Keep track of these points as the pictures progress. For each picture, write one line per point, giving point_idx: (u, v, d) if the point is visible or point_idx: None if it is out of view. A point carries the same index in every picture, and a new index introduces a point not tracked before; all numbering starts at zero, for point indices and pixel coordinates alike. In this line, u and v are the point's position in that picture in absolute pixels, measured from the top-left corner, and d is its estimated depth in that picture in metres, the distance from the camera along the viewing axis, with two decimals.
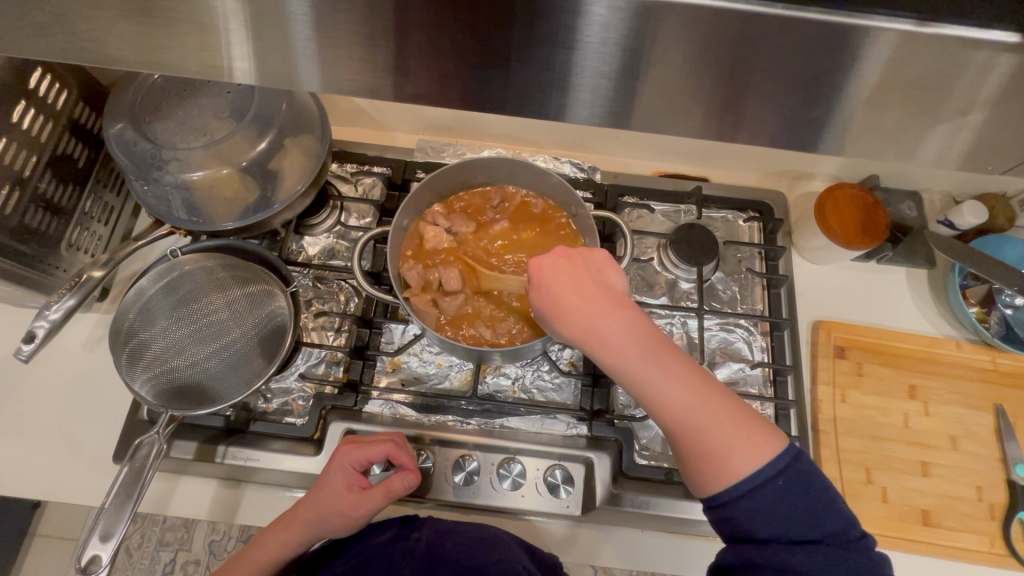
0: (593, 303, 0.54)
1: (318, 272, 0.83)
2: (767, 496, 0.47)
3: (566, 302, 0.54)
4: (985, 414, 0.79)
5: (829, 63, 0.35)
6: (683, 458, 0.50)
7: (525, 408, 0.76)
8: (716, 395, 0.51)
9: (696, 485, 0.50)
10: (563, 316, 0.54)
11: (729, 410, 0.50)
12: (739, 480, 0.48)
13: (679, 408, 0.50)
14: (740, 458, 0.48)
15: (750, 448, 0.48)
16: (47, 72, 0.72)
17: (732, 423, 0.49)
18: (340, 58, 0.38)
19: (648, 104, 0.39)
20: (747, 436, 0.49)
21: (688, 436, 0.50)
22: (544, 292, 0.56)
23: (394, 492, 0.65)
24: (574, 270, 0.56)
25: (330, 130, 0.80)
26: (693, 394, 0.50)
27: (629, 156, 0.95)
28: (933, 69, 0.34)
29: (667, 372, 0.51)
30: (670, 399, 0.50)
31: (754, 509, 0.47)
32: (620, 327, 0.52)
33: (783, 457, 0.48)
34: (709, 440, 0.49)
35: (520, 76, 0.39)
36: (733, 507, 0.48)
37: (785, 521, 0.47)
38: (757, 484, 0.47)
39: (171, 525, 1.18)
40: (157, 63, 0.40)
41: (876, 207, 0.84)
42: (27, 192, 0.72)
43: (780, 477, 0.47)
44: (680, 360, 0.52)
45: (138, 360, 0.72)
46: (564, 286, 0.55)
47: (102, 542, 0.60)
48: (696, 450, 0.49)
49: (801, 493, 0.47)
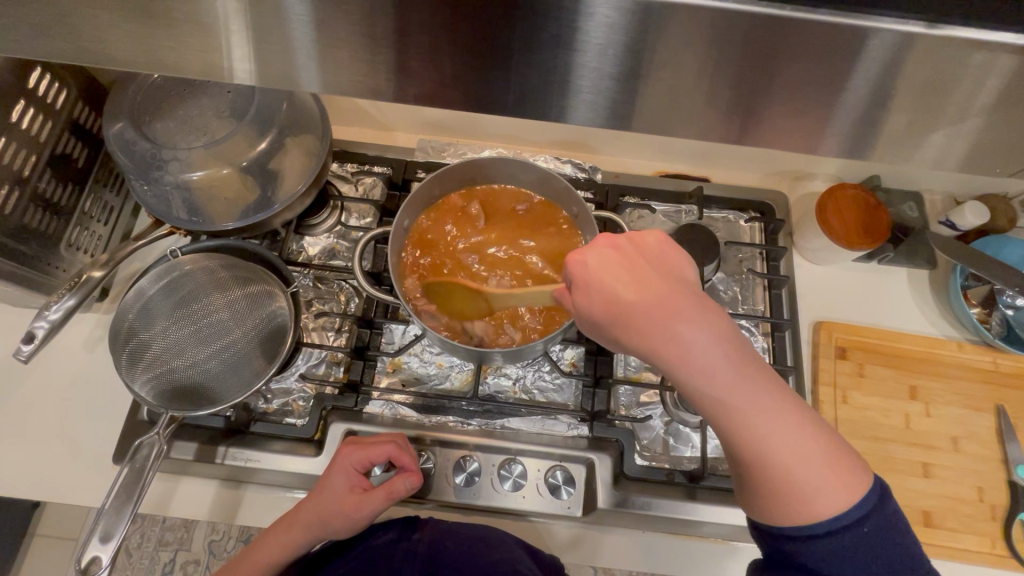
0: (668, 310, 0.45)
1: (318, 272, 0.82)
2: (847, 542, 0.43)
3: (633, 308, 0.45)
4: (986, 415, 0.79)
5: (834, 64, 0.34)
6: (759, 490, 0.45)
7: (526, 409, 0.76)
8: (805, 422, 0.44)
9: (768, 517, 0.45)
10: (630, 325, 0.45)
11: (819, 438, 0.44)
12: (823, 521, 0.43)
13: (762, 440, 0.44)
14: (827, 499, 0.43)
15: (838, 487, 0.43)
16: (47, 71, 0.72)
17: (821, 456, 0.44)
18: (340, 58, 0.38)
19: (651, 105, 0.39)
20: (836, 472, 0.43)
21: (771, 469, 0.44)
22: (604, 292, 0.47)
23: (394, 494, 0.65)
24: (640, 267, 0.47)
25: (330, 129, 0.79)
26: (781, 422, 0.44)
27: (630, 156, 0.95)
28: (936, 71, 0.34)
29: (753, 396, 0.44)
30: (754, 426, 0.44)
31: (832, 555, 0.43)
32: (702, 342, 0.44)
33: (872, 499, 0.43)
34: (791, 474, 0.43)
35: (522, 77, 0.38)
36: (806, 547, 0.44)
37: (864, 569, 0.43)
38: (841, 526, 0.43)
39: (171, 525, 1.17)
40: (155, 63, 0.40)
41: (877, 207, 0.83)
42: (26, 192, 0.72)
43: (866, 525, 0.43)
44: (766, 379, 0.45)
45: (138, 361, 0.72)
46: (629, 287, 0.46)
47: (101, 543, 0.60)
48: (779, 484, 0.44)
49: (883, 542, 0.43)
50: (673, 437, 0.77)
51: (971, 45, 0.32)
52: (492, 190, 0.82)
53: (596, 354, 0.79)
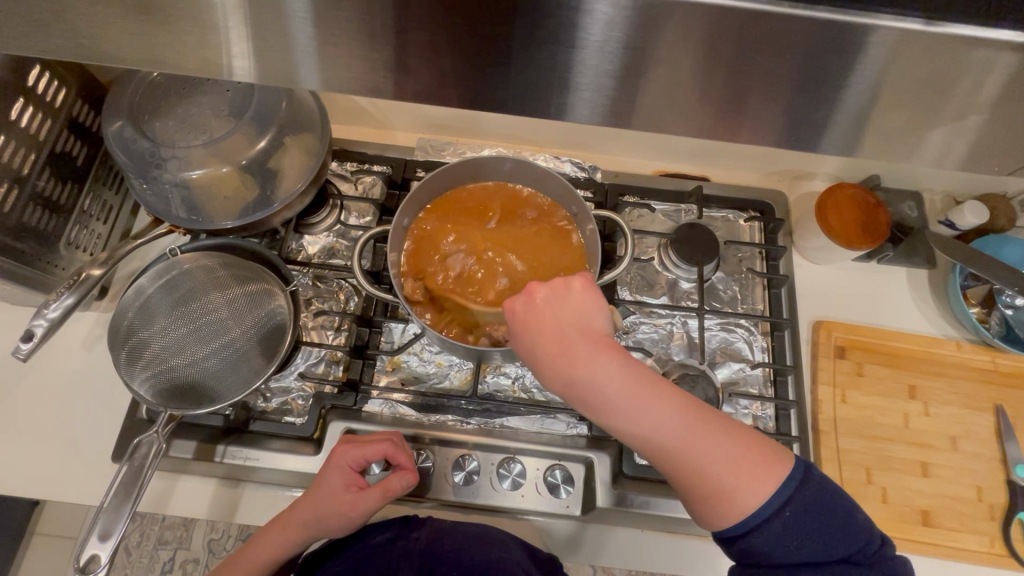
0: (572, 350, 0.49)
1: (317, 271, 0.82)
2: (777, 526, 0.46)
3: (543, 351, 0.50)
4: (985, 414, 0.79)
5: (831, 63, 0.35)
6: (688, 498, 0.49)
7: (525, 408, 0.76)
8: (716, 428, 0.48)
9: (704, 520, 0.49)
10: (543, 367, 0.50)
11: (728, 442, 0.48)
12: (748, 518, 0.46)
13: (676, 452, 0.48)
14: (746, 495, 0.46)
15: (755, 484, 0.46)
16: (46, 69, 0.72)
17: (737, 459, 0.47)
18: (339, 56, 0.38)
19: (649, 102, 0.39)
20: (753, 470, 0.47)
21: (691, 480, 0.48)
22: (527, 342, 0.51)
23: (392, 492, 0.65)
24: (547, 310, 0.51)
25: (329, 127, 0.79)
26: (694, 435, 0.48)
27: (629, 155, 0.95)
28: (935, 69, 0.34)
29: (664, 418, 0.48)
30: (669, 445, 0.48)
31: (767, 542, 0.46)
32: (603, 377, 0.48)
33: (790, 484, 0.47)
34: (707, 478, 0.47)
35: (521, 75, 0.39)
36: (745, 541, 0.47)
37: (798, 548, 0.46)
38: (767, 517, 0.46)
39: (171, 524, 1.17)
40: (154, 61, 0.40)
41: (876, 207, 0.83)
42: (25, 190, 0.72)
43: (788, 507, 0.46)
44: (675, 398, 0.49)
45: (137, 359, 0.72)
46: (539, 331, 0.50)
47: (100, 542, 0.60)
48: (700, 492, 0.47)
49: (811, 518, 0.46)
50: None
51: (971, 42, 0.32)
52: (492, 189, 0.82)
53: None
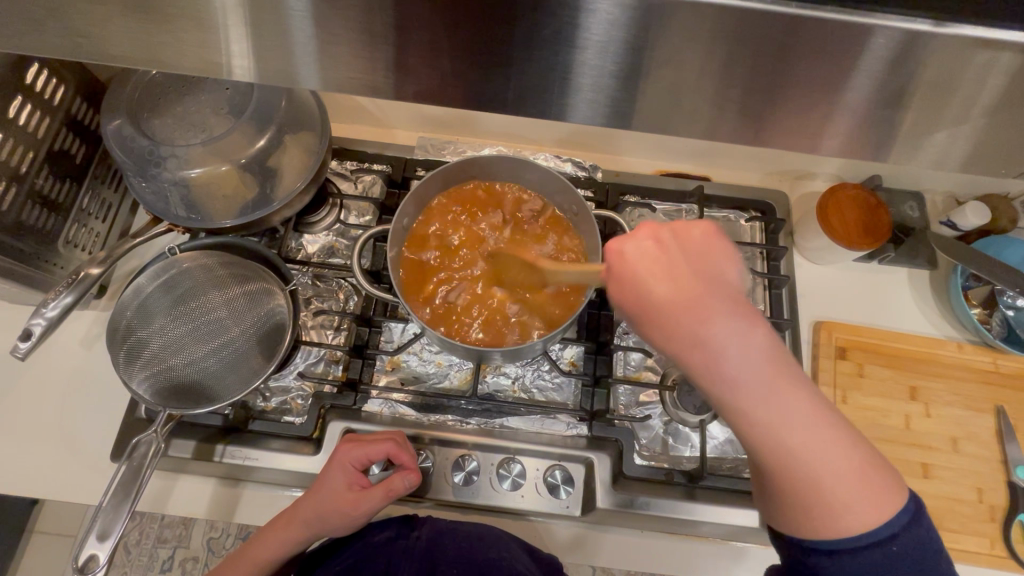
0: (705, 315, 0.42)
1: (317, 270, 0.82)
2: (871, 560, 0.41)
3: (668, 308, 0.43)
4: (986, 415, 0.79)
5: (834, 63, 0.34)
6: (782, 500, 0.43)
7: (525, 408, 0.75)
8: (842, 434, 0.42)
9: (788, 527, 0.44)
10: (665, 327, 0.44)
11: (851, 458, 0.42)
12: (849, 539, 0.42)
13: (795, 456, 0.42)
14: (853, 516, 0.42)
15: (867, 508, 0.42)
16: (44, 67, 0.72)
17: (855, 471, 0.42)
18: (340, 55, 0.38)
19: (652, 103, 0.39)
20: (867, 488, 0.42)
21: (803, 484, 0.42)
22: (641, 291, 0.45)
23: (393, 492, 0.65)
24: (676, 266, 0.45)
25: (329, 126, 0.79)
26: (820, 434, 0.42)
27: (630, 155, 0.95)
28: (939, 70, 0.34)
29: (791, 405, 0.42)
30: (792, 444, 0.42)
31: (863, 571, 0.41)
32: (735, 352, 0.41)
33: (901, 518, 0.42)
34: (820, 491, 0.42)
35: (522, 73, 0.38)
36: (834, 563, 0.42)
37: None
38: (866, 543, 0.42)
39: (170, 522, 1.17)
40: (152, 59, 0.40)
41: (878, 207, 0.83)
42: (23, 188, 0.72)
43: (894, 544, 0.42)
44: (806, 389, 0.42)
45: (136, 359, 0.72)
46: (665, 285, 0.44)
47: (99, 541, 0.60)
48: (804, 497, 0.42)
49: (909, 563, 0.42)
50: (672, 436, 0.77)
51: (975, 43, 0.32)
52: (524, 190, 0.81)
53: (595, 353, 0.79)
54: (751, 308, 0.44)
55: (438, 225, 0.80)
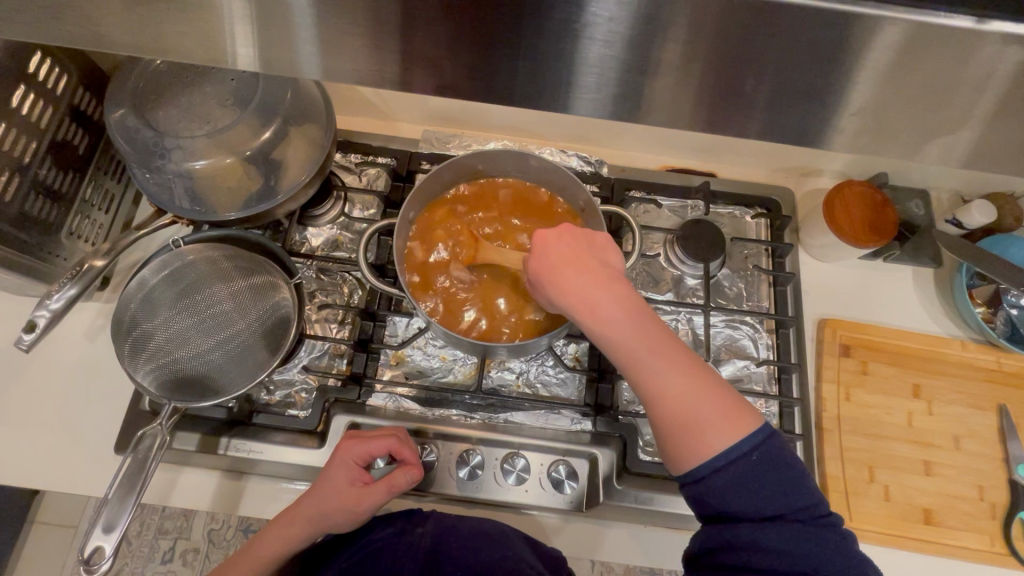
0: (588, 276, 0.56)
1: (321, 264, 0.81)
2: (738, 470, 0.48)
3: (563, 271, 0.56)
4: (988, 413, 0.79)
5: (848, 57, 0.34)
6: (663, 430, 0.51)
7: (529, 403, 0.75)
8: (699, 367, 0.52)
9: (677, 460, 0.50)
10: (562, 285, 0.55)
11: (704, 385, 0.51)
12: (715, 455, 0.48)
13: (657, 380, 0.52)
14: (715, 433, 0.49)
15: (725, 425, 0.49)
16: (46, 56, 0.71)
17: (711, 398, 0.51)
18: (344, 44, 0.37)
19: (662, 97, 0.39)
20: (724, 411, 0.50)
21: (668, 404, 0.51)
22: (542, 257, 0.58)
23: (396, 488, 0.65)
24: (574, 247, 0.58)
25: (334, 118, 0.78)
26: (680, 363, 0.52)
27: (636, 150, 0.95)
28: (954, 69, 0.33)
29: (652, 342, 0.53)
30: (652, 370, 0.52)
31: (729, 482, 0.48)
32: (607, 302, 0.54)
33: (760, 435, 0.49)
34: (683, 409, 0.50)
35: (531, 64, 0.38)
36: (708, 480, 0.48)
37: (755, 496, 0.47)
38: (734, 459, 0.48)
39: (171, 513, 1.18)
40: (147, 46, 0.39)
41: (885, 205, 0.83)
42: (26, 178, 0.71)
43: (755, 453, 0.48)
44: (666, 338, 0.54)
45: (141, 351, 0.71)
46: (563, 258, 0.57)
47: (104, 533, 0.60)
48: (675, 421, 0.50)
49: (768, 469, 0.48)
50: None
51: (994, 36, 0.31)
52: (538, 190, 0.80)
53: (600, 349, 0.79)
54: (625, 281, 0.57)
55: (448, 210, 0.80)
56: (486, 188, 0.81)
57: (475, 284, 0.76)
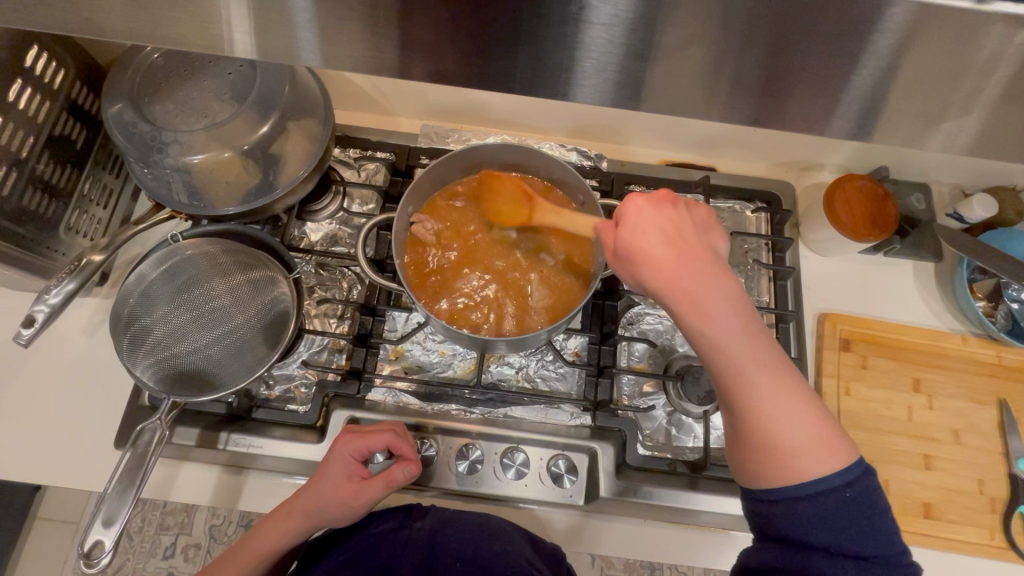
0: (693, 265, 0.51)
1: (320, 259, 0.81)
2: (824, 503, 0.45)
3: (664, 257, 0.51)
4: (988, 407, 0.79)
5: (849, 39, 0.33)
6: (742, 443, 0.49)
7: (528, 398, 0.75)
8: (800, 388, 0.48)
9: (752, 476, 0.48)
10: (660, 271, 0.51)
11: (802, 407, 0.48)
12: (801, 483, 0.45)
13: (755, 390, 0.47)
14: (807, 462, 0.46)
15: (819, 455, 0.46)
16: (43, 49, 0.71)
17: (809, 424, 0.47)
18: (343, 31, 0.37)
19: (662, 84, 0.38)
20: (822, 440, 0.46)
21: (762, 419, 0.47)
22: (641, 241, 0.52)
23: (394, 483, 0.65)
24: (679, 230, 0.53)
25: (332, 113, 0.78)
26: (781, 379, 0.48)
27: (635, 144, 0.94)
28: (957, 52, 0.33)
29: (755, 348, 0.48)
30: (753, 379, 0.48)
31: (813, 514, 0.45)
32: (714, 295, 0.49)
33: (853, 470, 0.45)
34: (779, 428, 0.47)
35: (531, 51, 0.37)
36: (788, 506, 0.46)
37: (841, 533, 0.44)
38: (822, 491, 0.45)
39: (172, 509, 1.18)
40: (141, 31, 0.39)
41: (885, 198, 0.83)
42: (24, 173, 0.71)
43: (847, 489, 0.45)
44: (771, 344, 0.49)
45: (140, 346, 0.71)
46: (664, 242, 0.52)
47: (104, 527, 0.60)
48: (761, 439, 0.47)
49: (858, 510, 0.45)
50: (676, 427, 0.77)
51: (999, 18, 0.30)
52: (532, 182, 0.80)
53: (600, 344, 0.79)
54: (732, 273, 0.52)
55: (444, 209, 0.80)
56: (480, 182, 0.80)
57: (479, 283, 0.76)
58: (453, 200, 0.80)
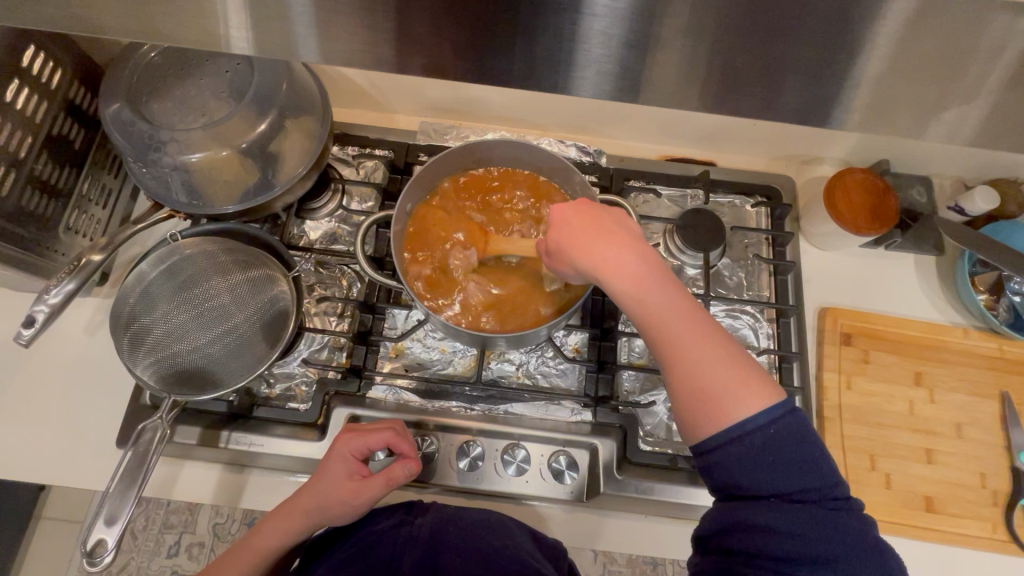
0: (610, 240, 0.55)
1: (319, 257, 0.81)
2: (751, 443, 0.46)
3: (584, 235, 0.55)
4: (990, 401, 0.79)
5: (846, 28, 0.33)
6: (675, 398, 0.50)
7: (529, 394, 0.75)
8: (720, 337, 0.51)
9: (692, 430, 0.49)
10: (582, 247, 0.55)
11: (725, 353, 0.50)
12: (730, 425, 0.47)
13: (677, 345, 0.50)
14: (733, 403, 0.47)
15: (744, 394, 0.47)
16: (39, 50, 0.71)
17: (730, 367, 0.49)
18: (341, 25, 0.37)
19: (662, 76, 0.38)
20: (744, 379, 0.48)
21: (687, 371, 0.49)
22: (564, 225, 0.57)
23: (395, 481, 0.65)
24: (595, 212, 0.57)
25: (331, 110, 0.78)
26: (697, 330, 0.51)
27: (635, 140, 0.94)
28: (959, 41, 0.32)
29: (670, 305, 0.52)
30: (671, 335, 0.51)
31: (743, 453, 0.46)
32: (628, 264, 0.54)
33: (779, 406, 0.47)
34: (701, 375, 0.49)
35: (528, 43, 0.37)
36: (720, 455, 0.46)
37: (767, 472, 0.45)
38: (749, 430, 0.46)
39: (176, 508, 1.19)
40: (140, 30, 0.39)
41: (886, 192, 0.82)
42: (22, 173, 0.71)
43: (773, 425, 0.46)
44: (688, 303, 0.52)
45: (140, 345, 0.71)
46: (584, 224, 0.56)
47: (107, 526, 0.60)
48: (688, 388, 0.49)
49: (784, 443, 0.46)
50: None
51: None
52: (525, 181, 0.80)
53: (600, 340, 0.79)
54: (648, 245, 0.56)
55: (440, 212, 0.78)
56: (478, 183, 0.80)
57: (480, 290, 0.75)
58: (452, 197, 0.79)
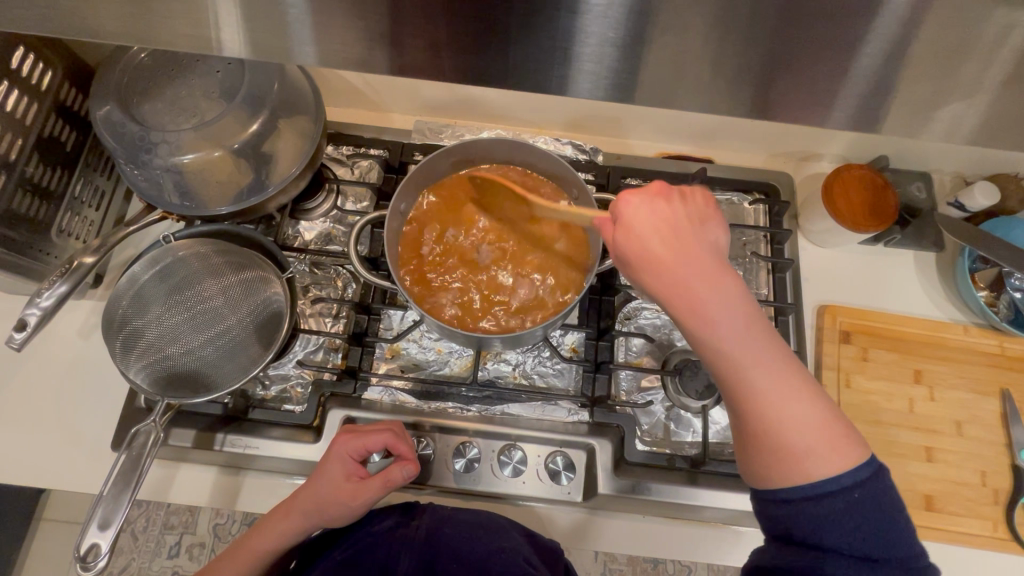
0: (689, 264, 0.49)
1: (314, 258, 0.81)
2: (831, 505, 0.44)
3: (662, 257, 0.50)
4: (991, 398, 0.78)
5: (842, 25, 0.32)
6: (742, 442, 0.48)
7: (526, 395, 0.74)
8: (805, 385, 0.47)
9: (759, 476, 0.47)
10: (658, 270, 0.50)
11: (809, 404, 0.47)
12: (809, 483, 0.45)
13: (760, 390, 0.47)
14: (815, 462, 0.45)
15: (828, 455, 0.45)
16: (29, 51, 0.70)
17: (815, 422, 0.46)
18: (333, 27, 0.36)
19: (658, 76, 0.37)
20: (828, 438, 0.45)
21: (768, 420, 0.46)
22: (637, 243, 0.51)
23: (392, 482, 0.65)
24: (674, 227, 0.51)
25: (324, 109, 0.77)
26: (782, 376, 0.47)
27: (632, 137, 0.93)
28: (957, 36, 0.32)
29: (756, 345, 0.47)
30: (755, 381, 0.47)
31: (824, 513, 0.44)
32: (713, 294, 0.48)
33: (864, 469, 0.44)
34: (784, 429, 0.46)
35: (521, 43, 0.36)
36: (797, 508, 0.45)
37: (850, 534, 0.43)
38: (831, 491, 0.44)
39: (176, 509, 1.18)
40: (127, 33, 0.38)
41: (886, 189, 0.81)
42: (13, 176, 0.70)
43: (859, 490, 0.44)
44: (773, 341, 0.48)
45: (133, 347, 0.71)
46: (662, 243, 0.50)
47: (100, 530, 0.59)
48: (760, 440, 0.47)
49: (869, 510, 0.44)
50: (674, 422, 0.77)
51: None
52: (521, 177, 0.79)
53: (596, 339, 0.78)
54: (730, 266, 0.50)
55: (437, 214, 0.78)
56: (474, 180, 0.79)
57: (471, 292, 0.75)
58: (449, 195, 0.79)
